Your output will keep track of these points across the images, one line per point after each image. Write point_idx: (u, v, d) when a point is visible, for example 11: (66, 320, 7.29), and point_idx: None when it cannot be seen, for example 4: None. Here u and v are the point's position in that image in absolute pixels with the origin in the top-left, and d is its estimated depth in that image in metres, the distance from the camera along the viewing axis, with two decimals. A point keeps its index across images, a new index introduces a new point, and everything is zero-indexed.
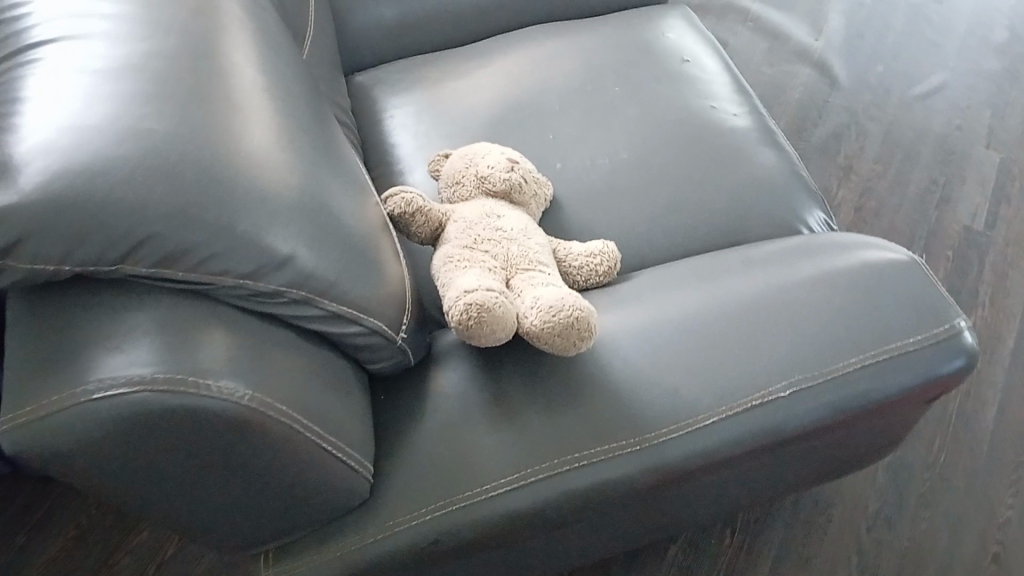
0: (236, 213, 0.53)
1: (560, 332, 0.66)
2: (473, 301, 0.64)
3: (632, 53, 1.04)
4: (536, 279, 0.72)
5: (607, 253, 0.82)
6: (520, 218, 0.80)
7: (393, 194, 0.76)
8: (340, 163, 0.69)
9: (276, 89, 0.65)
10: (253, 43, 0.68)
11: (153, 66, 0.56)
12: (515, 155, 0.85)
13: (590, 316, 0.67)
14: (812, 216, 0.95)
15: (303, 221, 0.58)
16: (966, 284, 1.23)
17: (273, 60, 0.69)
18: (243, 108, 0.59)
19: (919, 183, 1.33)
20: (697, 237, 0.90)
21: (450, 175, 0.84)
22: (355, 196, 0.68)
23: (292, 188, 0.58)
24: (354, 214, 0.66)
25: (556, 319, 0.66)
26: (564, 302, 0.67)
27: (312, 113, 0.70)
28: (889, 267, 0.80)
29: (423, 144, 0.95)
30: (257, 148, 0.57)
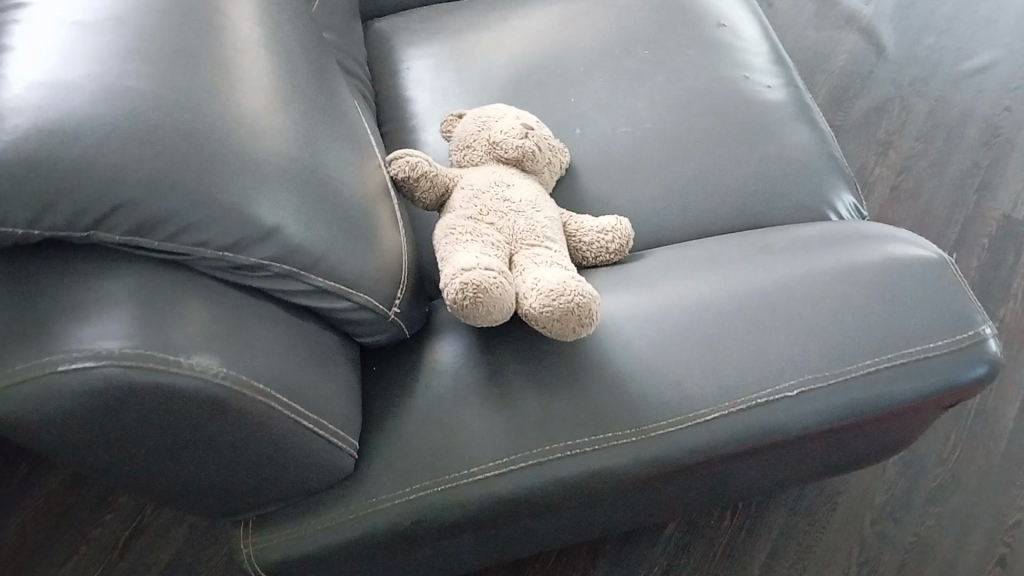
0: (218, 182, 0.51)
1: (560, 316, 0.63)
2: (470, 280, 0.61)
3: (665, 15, 0.98)
4: (541, 257, 0.69)
5: (620, 230, 0.78)
6: (531, 189, 0.76)
7: (398, 155, 0.72)
8: (340, 131, 0.67)
9: (274, 50, 0.63)
10: (253, 1, 0.65)
11: (140, 22, 0.54)
12: (532, 119, 0.81)
13: (592, 301, 0.64)
14: (840, 200, 0.91)
15: (292, 192, 0.56)
16: (1000, 275, 1.18)
17: (274, 18, 0.66)
18: (236, 69, 0.57)
19: (961, 165, 1.27)
20: (717, 216, 0.86)
21: (461, 137, 0.80)
22: (353, 165, 0.66)
23: (281, 158, 0.56)
24: (350, 184, 0.63)
25: (556, 303, 0.63)
26: (565, 286, 0.64)
27: (314, 77, 0.67)
28: (912, 265, 0.76)
29: (439, 102, 0.91)
30: (247, 114, 0.55)
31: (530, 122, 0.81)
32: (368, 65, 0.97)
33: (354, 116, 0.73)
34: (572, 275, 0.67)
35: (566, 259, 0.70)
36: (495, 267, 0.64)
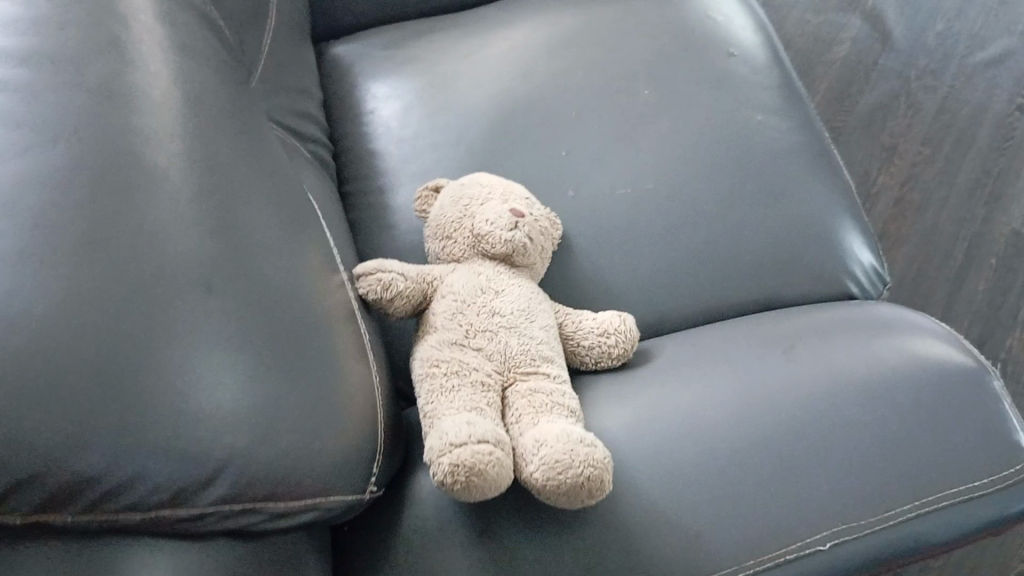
0: (150, 418, 0.40)
1: (567, 490, 0.54)
2: (461, 460, 0.52)
3: (668, 44, 0.87)
4: (538, 400, 0.59)
5: (624, 333, 0.69)
6: (521, 291, 0.66)
7: (366, 271, 0.61)
8: (310, 264, 0.55)
9: (221, 181, 0.51)
10: (194, 109, 0.53)
11: (41, 199, 0.43)
12: (521, 197, 0.70)
13: (604, 470, 0.54)
14: (858, 263, 0.81)
15: (256, 394, 0.44)
16: (1010, 300, 1.10)
17: (221, 125, 0.54)
18: (171, 239, 0.45)
19: (969, 173, 1.18)
20: (727, 292, 0.77)
21: (439, 222, 0.69)
22: (330, 310, 0.55)
23: (239, 353, 0.45)
24: (328, 341, 0.52)
25: (562, 474, 0.53)
26: (573, 450, 0.54)
27: (275, 196, 0.55)
28: (951, 376, 0.68)
29: (412, 152, 0.79)
30: (190, 305, 0.44)
31: (519, 201, 0.69)
32: (331, 101, 0.85)
33: (316, 216, 0.62)
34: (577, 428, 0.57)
35: (567, 392, 0.61)
36: (490, 433, 0.54)
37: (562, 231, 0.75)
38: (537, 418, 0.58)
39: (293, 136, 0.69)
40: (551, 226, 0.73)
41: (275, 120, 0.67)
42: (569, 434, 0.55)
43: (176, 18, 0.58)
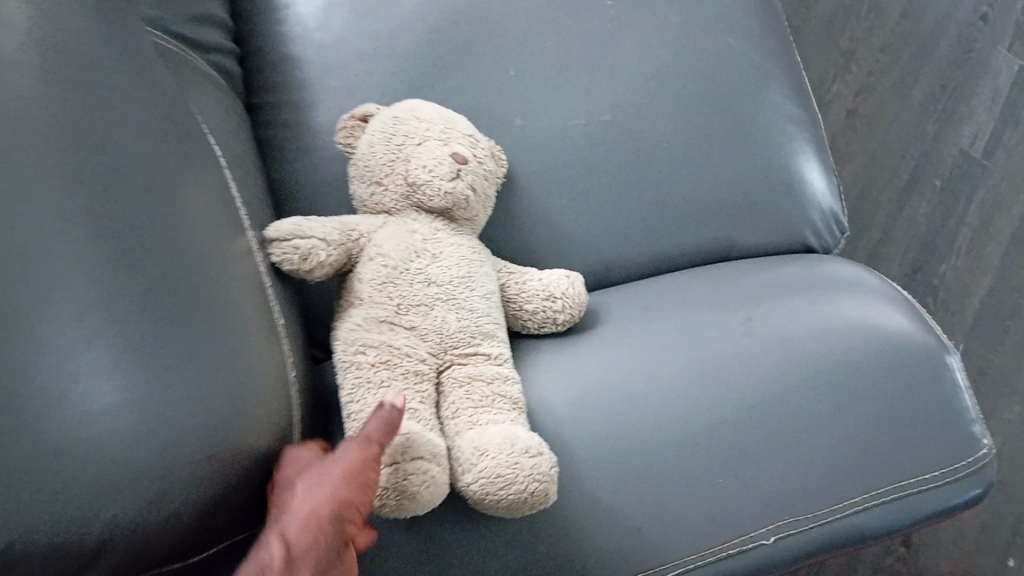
0: (16, 498, 0.35)
1: (509, 504, 0.49)
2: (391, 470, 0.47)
3: None
4: (476, 391, 0.54)
5: (573, 297, 0.62)
6: (460, 252, 0.58)
7: (280, 235, 0.53)
8: (219, 237, 0.47)
9: (103, 159, 0.42)
10: (59, 65, 0.43)
11: None
12: (463, 135, 0.61)
13: (549, 482, 0.50)
14: (817, 205, 0.75)
15: (145, 440, 0.38)
16: (948, 226, 1.08)
17: (92, 78, 0.44)
18: (31, 263, 0.38)
19: (925, 87, 1.13)
20: (681, 241, 0.72)
21: (366, 164, 0.59)
22: (248, 291, 0.47)
23: (136, 389, 0.38)
24: (248, 332, 0.45)
25: (504, 491, 0.49)
26: (517, 462, 0.49)
27: (171, 155, 0.46)
28: (908, 355, 0.64)
29: (334, 57, 0.68)
30: (59, 345, 0.37)
31: (460, 141, 0.60)
32: None
33: (221, 165, 0.52)
34: (519, 428, 0.53)
35: (507, 378, 0.55)
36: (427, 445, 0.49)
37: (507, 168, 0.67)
38: (475, 415, 0.53)
39: (191, 49, 0.58)
40: (493, 163, 0.64)
41: (169, 32, 0.55)
42: (514, 444, 0.49)
43: None
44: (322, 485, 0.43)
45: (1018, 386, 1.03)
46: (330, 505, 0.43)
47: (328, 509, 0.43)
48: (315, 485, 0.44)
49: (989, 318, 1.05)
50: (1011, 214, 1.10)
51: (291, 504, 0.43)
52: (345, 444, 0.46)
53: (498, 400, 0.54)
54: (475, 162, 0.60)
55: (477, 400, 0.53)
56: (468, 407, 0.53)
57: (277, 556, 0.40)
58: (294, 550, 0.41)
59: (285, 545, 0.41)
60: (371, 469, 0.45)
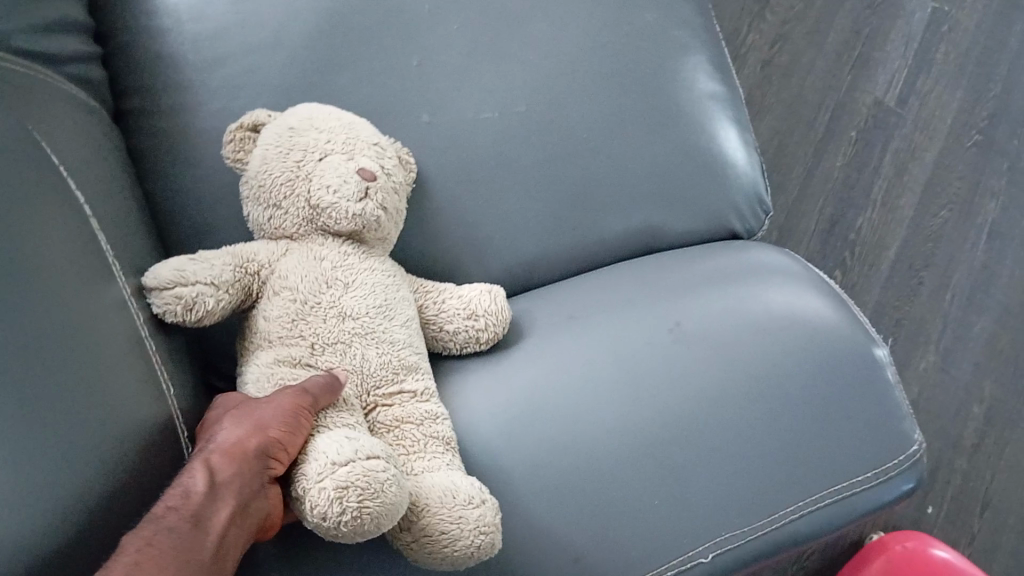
0: None
1: (451, 561, 0.47)
2: (350, 492, 0.41)
3: None
4: (406, 434, 0.50)
5: (495, 313, 0.59)
6: (374, 277, 0.53)
7: (162, 283, 0.48)
8: (79, 316, 0.41)
9: None
10: None
11: None
12: (367, 145, 0.55)
13: (493, 531, 0.48)
14: (742, 189, 0.72)
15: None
16: (863, 178, 1.08)
17: None
18: None
19: (838, 35, 1.12)
20: (605, 236, 0.68)
21: (261, 183, 0.52)
22: (118, 374, 0.42)
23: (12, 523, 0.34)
24: (101, 434, 0.40)
25: (449, 548, 0.46)
26: (460, 514, 0.47)
27: (9, 226, 0.40)
28: (838, 353, 0.62)
29: (217, 57, 0.61)
30: None
31: (365, 152, 0.54)
32: None
33: (83, 212, 0.46)
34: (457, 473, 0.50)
35: (435, 415, 0.52)
36: (375, 448, 0.44)
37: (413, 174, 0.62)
38: (408, 462, 0.49)
39: (42, 64, 0.51)
40: (399, 170, 0.59)
41: (14, 49, 0.48)
42: (456, 495, 0.47)
43: None
44: (253, 423, 0.43)
45: (935, 336, 1.03)
46: (261, 440, 0.42)
47: (257, 443, 0.42)
48: (248, 421, 0.43)
49: (904, 269, 1.05)
50: (925, 163, 1.09)
51: (219, 437, 0.42)
52: (283, 389, 0.45)
53: (431, 442, 0.51)
54: (383, 175, 0.54)
55: (409, 444, 0.50)
56: (399, 453, 0.50)
57: (200, 481, 0.39)
58: (219, 477, 0.40)
59: (211, 472, 0.40)
60: (304, 416, 0.44)
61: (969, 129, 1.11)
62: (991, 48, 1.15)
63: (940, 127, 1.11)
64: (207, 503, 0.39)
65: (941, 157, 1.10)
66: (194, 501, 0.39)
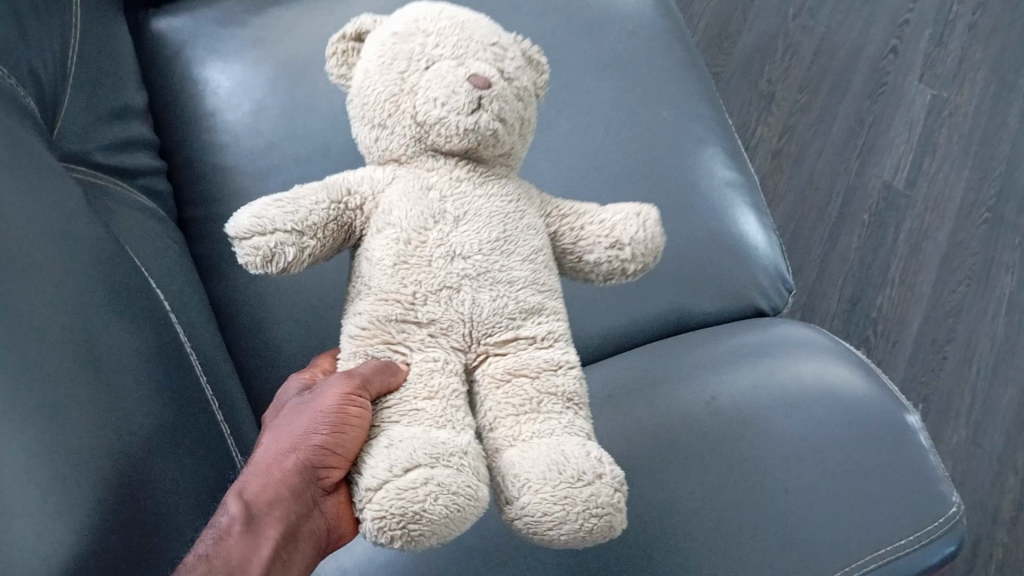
0: None
1: (567, 541, 0.40)
2: (390, 521, 0.38)
3: (572, 26, 0.78)
4: (519, 390, 0.43)
5: (643, 244, 0.47)
6: (491, 205, 0.45)
7: (242, 230, 0.43)
8: (164, 397, 0.45)
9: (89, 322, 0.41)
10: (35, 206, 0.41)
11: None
12: (484, 45, 0.46)
13: (604, 507, 0.40)
14: (762, 269, 0.76)
15: None
16: (879, 257, 1.11)
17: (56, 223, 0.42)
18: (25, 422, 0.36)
19: (845, 122, 1.18)
20: (635, 318, 0.71)
21: (362, 103, 0.47)
22: (189, 452, 0.46)
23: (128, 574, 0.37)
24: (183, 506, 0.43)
25: (554, 533, 0.39)
26: (568, 495, 0.39)
27: (122, 313, 0.44)
28: (870, 423, 0.64)
29: (271, 165, 0.65)
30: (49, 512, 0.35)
31: (480, 55, 0.45)
32: (158, 91, 0.68)
33: (162, 307, 0.50)
34: (576, 440, 0.42)
35: (553, 370, 0.44)
36: (415, 454, 0.39)
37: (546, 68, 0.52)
38: (518, 426, 0.42)
39: (118, 178, 0.56)
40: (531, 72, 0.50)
41: (97, 165, 0.53)
42: (562, 471, 0.39)
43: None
44: (294, 438, 0.43)
45: (963, 410, 1.04)
46: (300, 457, 0.42)
47: (295, 462, 0.42)
48: (288, 437, 0.43)
49: (927, 345, 1.08)
50: (938, 240, 1.13)
51: (263, 455, 0.44)
52: (331, 382, 0.43)
53: (547, 400, 0.43)
54: (502, 77, 0.45)
55: (520, 404, 0.43)
56: (509, 413, 0.43)
57: (234, 520, 0.41)
58: (256, 509, 0.42)
59: (245, 506, 0.42)
60: (352, 412, 0.41)
61: (978, 207, 1.15)
62: (992, 129, 1.19)
63: (949, 206, 1.15)
64: (242, 544, 0.41)
65: (954, 235, 1.13)
66: (229, 544, 0.41)
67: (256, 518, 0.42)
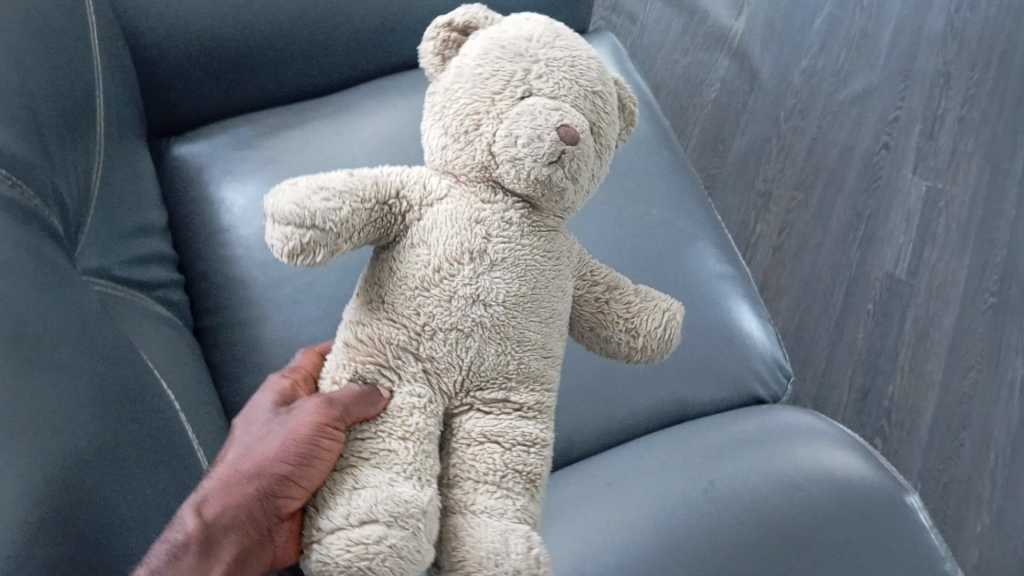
0: None
1: None
2: (332, 568, 0.38)
3: None
4: (487, 457, 0.42)
5: (658, 342, 0.49)
6: (529, 260, 0.44)
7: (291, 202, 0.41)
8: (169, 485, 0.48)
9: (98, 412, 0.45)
10: (53, 307, 0.46)
11: None
12: (586, 93, 0.45)
13: None
14: (760, 357, 0.78)
15: None
16: (887, 346, 1.12)
17: (71, 320, 0.46)
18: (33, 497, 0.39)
19: (843, 216, 1.21)
20: (635, 408, 0.73)
21: (445, 105, 0.45)
22: None
23: None
24: None
25: None
26: None
27: (130, 404, 0.48)
28: (871, 503, 0.65)
29: (281, 274, 0.69)
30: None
31: (577, 103, 0.45)
32: (178, 209, 0.74)
33: (174, 407, 0.53)
34: (522, 530, 0.41)
35: (530, 444, 0.43)
36: (378, 509, 0.38)
37: (637, 114, 0.52)
38: (474, 495, 0.42)
39: (135, 289, 0.60)
40: (619, 119, 0.50)
41: (116, 277, 0.58)
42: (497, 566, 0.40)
43: (22, 177, 0.48)
44: (262, 459, 0.41)
45: (984, 497, 1.03)
46: (264, 481, 0.41)
47: (256, 487, 0.41)
48: (254, 458, 0.42)
49: (942, 432, 1.07)
50: (945, 327, 1.14)
51: (225, 471, 0.42)
52: (310, 405, 0.42)
53: (511, 477, 0.42)
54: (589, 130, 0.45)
55: (484, 472, 0.42)
56: (475, 474, 0.42)
57: (191, 541, 0.39)
58: (212, 529, 0.40)
59: (203, 526, 0.40)
60: (321, 436, 0.41)
61: (982, 293, 1.16)
62: (989, 218, 1.22)
63: (952, 292, 1.16)
64: (195, 566, 0.39)
65: (960, 321, 1.14)
66: (181, 567, 0.39)
67: (211, 541, 0.40)
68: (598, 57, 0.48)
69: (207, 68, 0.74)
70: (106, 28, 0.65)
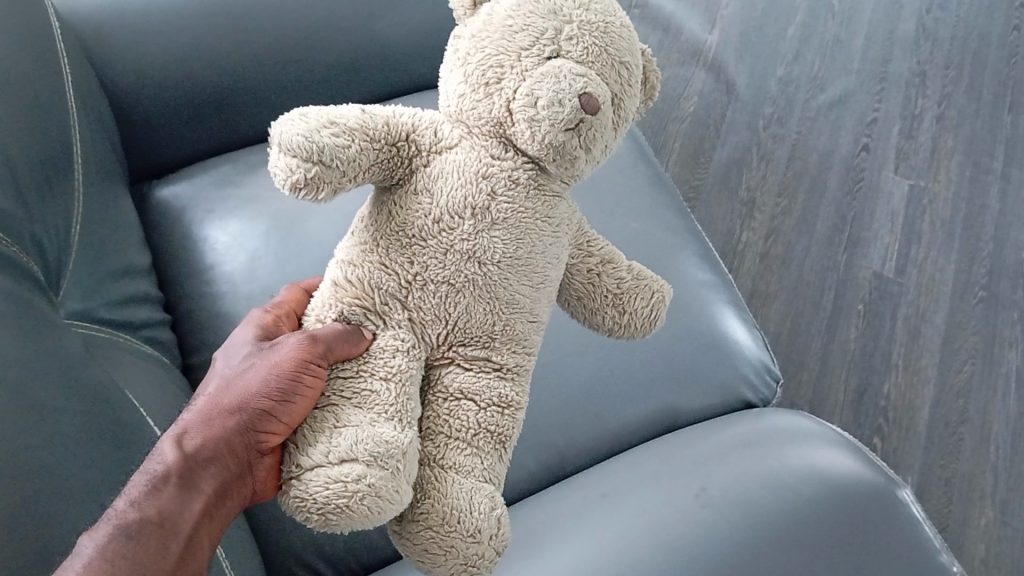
0: None
1: (426, 564, 0.41)
2: (309, 505, 0.37)
3: None
4: (463, 414, 0.41)
5: (639, 321, 0.49)
6: (530, 222, 0.43)
7: (305, 131, 0.39)
8: None
9: (78, 450, 0.45)
10: (31, 348, 0.47)
11: None
12: (616, 64, 0.43)
13: (479, 561, 0.40)
14: (748, 363, 0.79)
15: None
16: (880, 347, 1.13)
17: (48, 360, 0.47)
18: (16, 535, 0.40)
19: (828, 221, 1.22)
20: (625, 419, 0.74)
21: (467, 52, 0.42)
22: None
23: None
24: None
25: (429, 556, 0.40)
26: (454, 545, 0.39)
27: (113, 441, 0.49)
28: (865, 498, 0.66)
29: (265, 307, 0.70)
30: None
31: (605, 73, 0.42)
32: (163, 251, 0.75)
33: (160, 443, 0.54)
34: (488, 492, 0.41)
35: (507, 405, 0.43)
36: (357, 449, 0.37)
37: (659, 89, 0.49)
38: (446, 450, 0.41)
39: (120, 330, 0.61)
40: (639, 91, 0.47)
41: (100, 319, 0.59)
42: (459, 523, 0.39)
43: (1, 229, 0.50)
44: (242, 393, 0.42)
45: (987, 492, 1.03)
46: (243, 416, 0.41)
47: (236, 423, 0.41)
48: (235, 394, 0.42)
49: (941, 428, 1.07)
50: (936, 324, 1.14)
51: (208, 406, 0.43)
52: (293, 342, 0.42)
53: (484, 435, 0.42)
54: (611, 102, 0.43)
55: (459, 428, 0.41)
56: (454, 427, 0.41)
57: (171, 474, 0.41)
58: (193, 462, 0.41)
59: (183, 459, 0.41)
60: (303, 375, 0.40)
61: (971, 288, 1.17)
62: (974, 213, 1.23)
63: (942, 289, 1.17)
64: (176, 497, 0.40)
65: (951, 317, 1.15)
66: (161, 498, 0.40)
67: (191, 474, 0.41)
68: (633, 30, 0.46)
69: (183, 113, 0.76)
70: (81, 78, 0.66)
